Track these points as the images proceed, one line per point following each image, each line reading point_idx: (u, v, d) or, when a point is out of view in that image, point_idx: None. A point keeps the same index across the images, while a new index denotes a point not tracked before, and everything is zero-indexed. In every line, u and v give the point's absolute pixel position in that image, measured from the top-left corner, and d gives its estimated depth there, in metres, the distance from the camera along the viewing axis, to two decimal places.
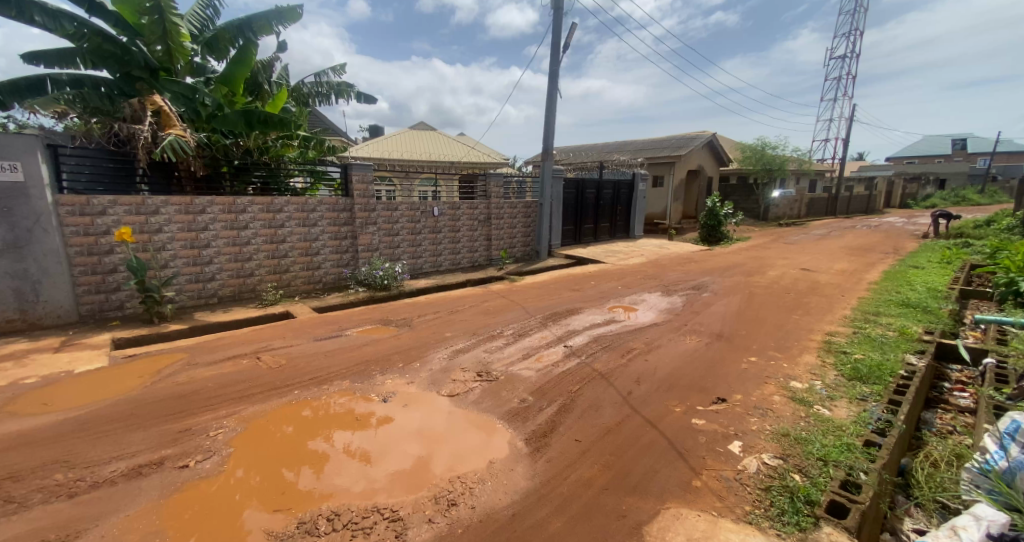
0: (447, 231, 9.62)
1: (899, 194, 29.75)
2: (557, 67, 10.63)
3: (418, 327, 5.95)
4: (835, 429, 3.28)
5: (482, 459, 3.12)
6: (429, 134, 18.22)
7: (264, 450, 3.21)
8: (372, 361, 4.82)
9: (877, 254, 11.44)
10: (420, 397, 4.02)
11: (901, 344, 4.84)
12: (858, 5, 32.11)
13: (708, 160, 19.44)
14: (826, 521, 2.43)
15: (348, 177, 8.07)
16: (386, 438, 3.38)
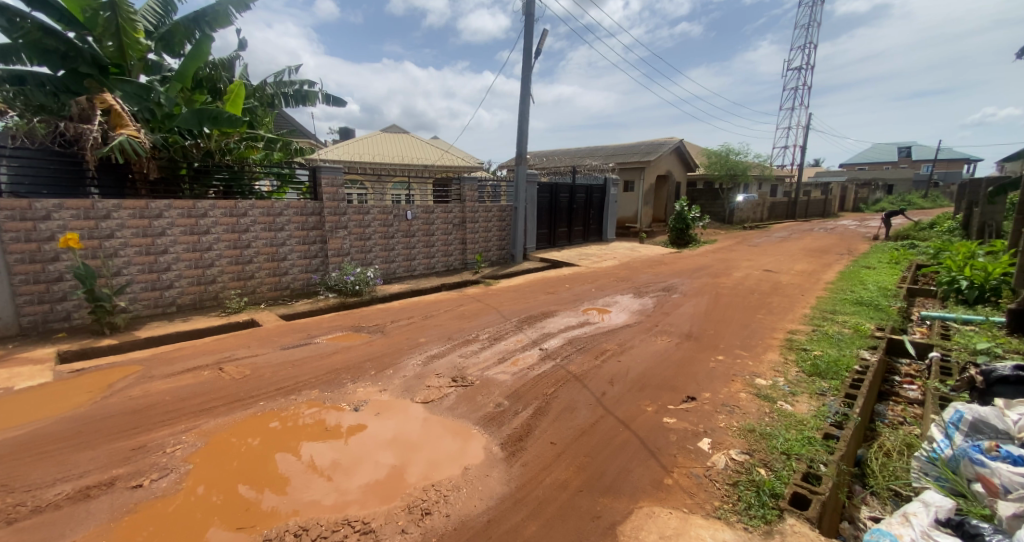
0: (420, 234, 9.50)
1: (852, 198, 31.43)
2: (529, 72, 10.71)
3: (392, 333, 5.85)
4: (797, 423, 3.42)
5: (456, 466, 3.09)
6: (401, 137, 18.01)
7: (226, 465, 3.07)
8: (343, 369, 4.70)
9: (833, 256, 12.04)
10: (393, 404, 3.95)
11: (856, 340, 5.10)
12: (812, 20, 33.95)
13: (676, 166, 20.01)
14: (790, 513, 2.53)
15: (317, 180, 7.87)
16: (358, 447, 3.30)
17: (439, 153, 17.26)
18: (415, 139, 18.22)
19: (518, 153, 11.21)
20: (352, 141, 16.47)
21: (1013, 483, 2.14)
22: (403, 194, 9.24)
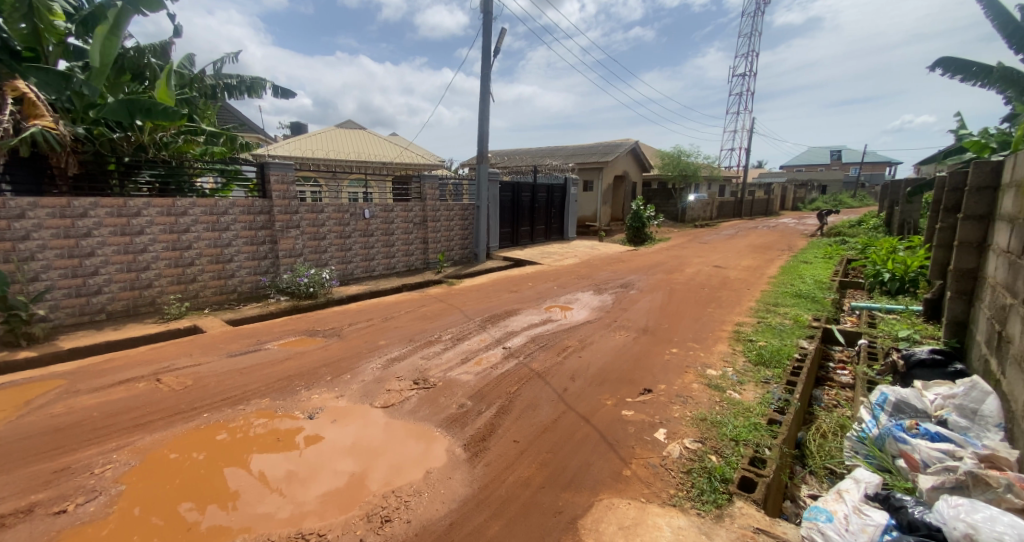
0: (379, 234, 9.25)
1: (791, 198, 33.55)
2: (489, 70, 10.70)
3: (349, 337, 5.66)
4: (744, 410, 3.62)
5: (417, 469, 3.04)
6: (357, 133, 17.48)
7: (166, 483, 2.87)
8: (296, 376, 4.50)
9: (775, 252, 12.82)
10: (351, 410, 3.83)
11: (795, 330, 5.48)
12: (754, 29, 36.06)
13: (632, 166, 20.66)
14: (738, 496, 2.67)
15: (266, 177, 7.50)
16: (315, 456, 3.18)
17: (398, 150, 16.84)
18: (372, 135, 17.69)
19: (479, 151, 11.15)
20: (305, 136, 15.78)
21: (931, 458, 2.35)
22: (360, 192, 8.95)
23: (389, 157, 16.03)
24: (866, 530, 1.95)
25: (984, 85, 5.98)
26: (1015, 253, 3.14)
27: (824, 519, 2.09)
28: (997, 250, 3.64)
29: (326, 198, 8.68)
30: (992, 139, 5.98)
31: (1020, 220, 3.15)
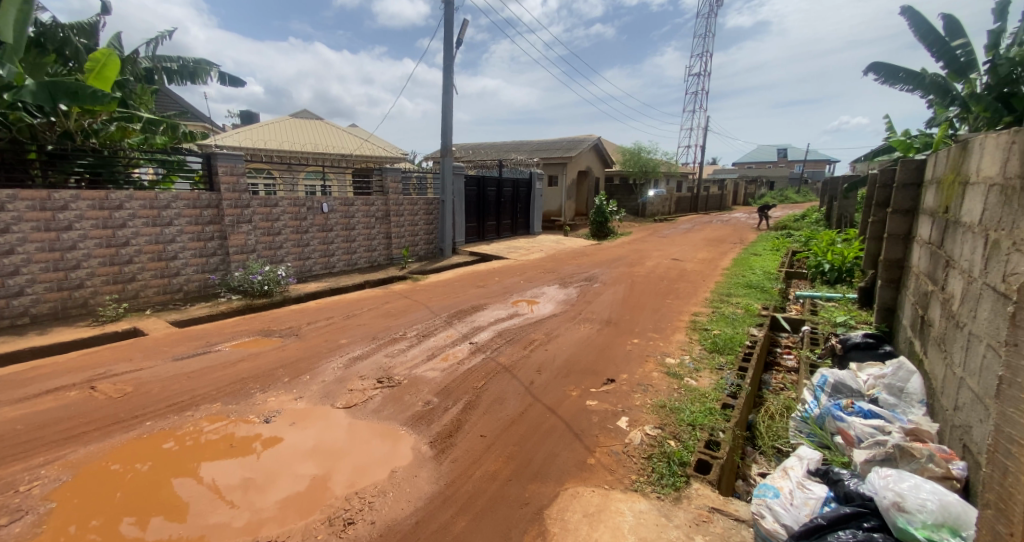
0: (338, 228, 8.93)
1: (742, 193, 35.20)
2: (451, 62, 10.55)
3: (309, 336, 5.45)
4: (700, 396, 3.79)
5: (382, 469, 2.99)
6: (314, 123, 16.78)
7: (106, 497, 2.67)
8: (250, 378, 4.29)
9: (729, 245, 13.44)
10: (312, 412, 3.70)
11: (747, 319, 5.79)
12: (709, 31, 37.48)
13: (595, 162, 21.07)
14: (695, 478, 2.80)
15: (213, 168, 7.06)
16: (274, 461, 3.05)
17: (357, 142, 16.26)
18: (330, 126, 17.00)
19: (442, 144, 10.98)
20: (257, 125, 14.97)
21: (864, 434, 2.54)
22: (318, 185, 8.60)
23: (349, 149, 15.47)
24: (809, 504, 2.10)
25: (911, 89, 6.43)
26: (936, 244, 3.46)
27: (771, 495, 2.23)
28: (921, 241, 3.99)
29: (281, 190, 8.29)
30: (917, 140, 6.50)
31: (941, 214, 3.47)
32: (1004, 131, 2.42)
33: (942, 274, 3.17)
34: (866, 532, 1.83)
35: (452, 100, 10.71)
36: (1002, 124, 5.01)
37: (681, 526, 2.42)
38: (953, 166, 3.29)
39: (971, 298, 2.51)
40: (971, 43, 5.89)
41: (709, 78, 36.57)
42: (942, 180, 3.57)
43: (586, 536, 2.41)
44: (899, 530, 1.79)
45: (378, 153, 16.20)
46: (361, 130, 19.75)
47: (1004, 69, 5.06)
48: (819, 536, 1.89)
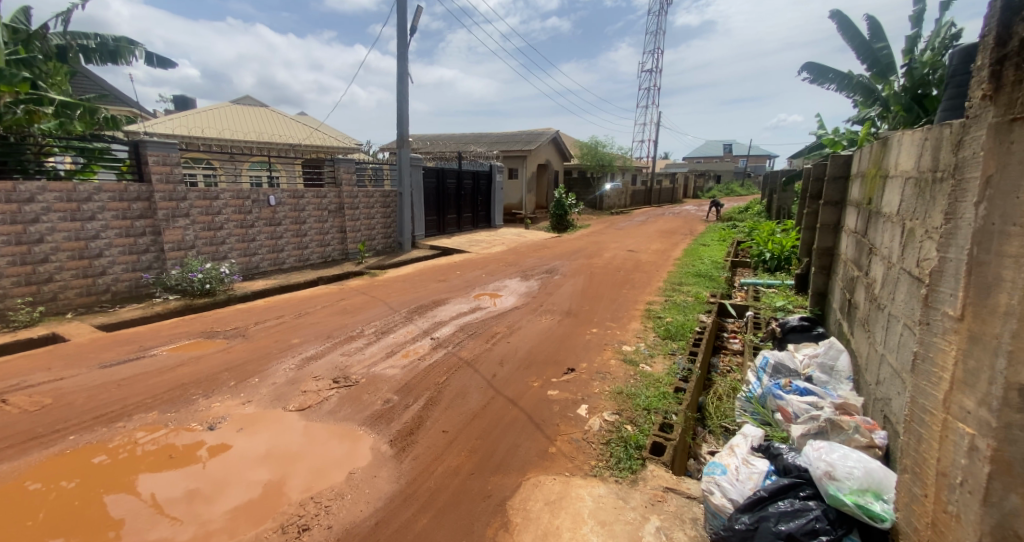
0: (287, 223, 8.51)
1: (692, 187, 36.73)
2: (405, 50, 10.27)
3: (258, 336, 5.19)
4: (655, 382, 3.95)
5: (340, 470, 2.91)
6: (258, 110, 15.83)
7: (26, 521, 2.42)
8: (192, 384, 4.01)
9: (680, 236, 14.04)
10: (262, 416, 3.52)
11: (697, 306, 6.10)
12: None
13: (554, 155, 21.35)
14: (650, 460, 2.92)
15: (142, 158, 6.50)
16: (222, 470, 2.88)
17: (307, 131, 15.52)
18: (278, 114, 16.12)
19: (398, 134, 10.70)
20: (193, 111, 13.93)
21: (800, 409, 2.75)
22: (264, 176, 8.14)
23: (298, 138, 14.74)
24: (753, 477, 2.24)
25: (839, 90, 6.98)
26: (860, 232, 3.78)
27: (719, 472, 2.36)
28: (848, 230, 4.35)
29: (222, 182, 7.78)
30: (843, 137, 7.05)
31: (864, 205, 3.80)
32: (917, 128, 2.68)
33: (866, 260, 3.48)
34: (804, 501, 1.98)
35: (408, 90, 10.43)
36: (916, 124, 5.53)
37: (638, 507, 2.52)
38: (875, 161, 3.60)
39: (890, 281, 2.77)
40: (889, 48, 6.47)
41: (660, 74, 37.83)
42: (866, 174, 3.90)
43: (549, 524, 2.46)
44: (832, 498, 1.93)
45: (329, 143, 15.55)
46: (312, 119, 18.92)
47: (918, 72, 5.56)
48: (762, 507, 2.02)
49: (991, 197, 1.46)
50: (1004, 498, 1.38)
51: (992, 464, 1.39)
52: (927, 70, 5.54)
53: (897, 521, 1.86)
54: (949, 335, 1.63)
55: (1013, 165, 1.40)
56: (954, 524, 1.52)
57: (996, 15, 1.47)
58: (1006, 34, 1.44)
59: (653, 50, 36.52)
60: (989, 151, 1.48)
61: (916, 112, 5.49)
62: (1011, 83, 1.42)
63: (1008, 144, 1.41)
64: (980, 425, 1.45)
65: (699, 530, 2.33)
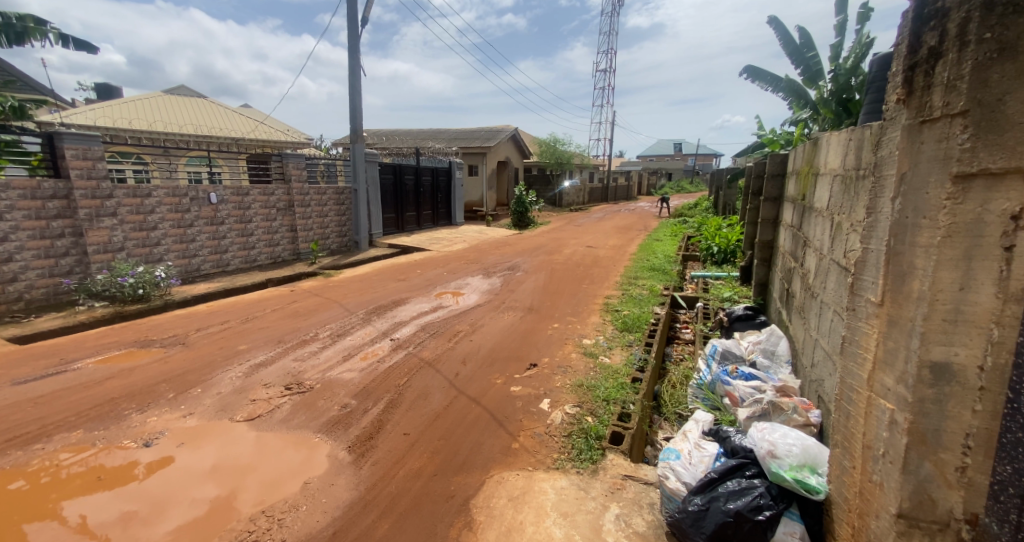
0: (230, 222, 8.00)
1: (645, 184, 37.98)
2: (356, 41, 9.92)
3: (200, 344, 4.84)
4: (613, 373, 4.07)
5: (295, 480, 2.79)
6: (196, 101, 14.78)
7: None
8: (124, 398, 3.69)
9: (635, 232, 14.50)
10: (205, 429, 3.30)
11: (651, 299, 6.35)
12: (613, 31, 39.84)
13: (513, 152, 21.45)
14: (610, 450, 3.01)
15: (58, 151, 5.89)
16: (162, 488, 2.68)
17: (252, 125, 14.66)
18: (219, 106, 15.12)
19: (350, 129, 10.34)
20: (121, 101, 12.80)
21: (746, 394, 2.91)
22: (204, 172, 7.59)
23: (242, 132, 13.90)
24: (704, 460, 2.35)
25: (775, 92, 7.45)
26: (796, 226, 4.07)
27: (674, 457, 2.45)
28: (785, 224, 4.66)
29: (155, 178, 7.18)
30: (781, 136, 7.55)
31: (799, 201, 4.09)
32: (843, 130, 2.90)
33: (801, 252, 3.74)
34: (749, 479, 2.11)
35: (360, 83, 10.10)
36: (842, 125, 5.92)
37: (598, 496, 2.59)
38: (808, 159, 3.88)
39: (822, 271, 3.00)
40: (819, 56, 6.95)
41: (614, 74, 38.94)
42: (800, 172, 4.20)
43: (512, 520, 2.47)
44: (774, 474, 2.08)
45: (276, 137, 14.76)
46: (258, 111, 17.88)
47: (843, 78, 6.03)
48: (712, 488, 2.14)
49: (905, 193, 1.61)
50: (919, 466, 1.54)
51: (908, 436, 1.54)
52: (850, 75, 6.03)
53: (829, 492, 2.02)
54: (872, 319, 1.79)
55: (923, 163, 1.55)
56: (877, 492, 1.67)
57: (909, 24, 1.62)
58: (917, 43, 1.59)
59: (606, 50, 37.65)
60: (903, 150, 1.63)
61: (841, 114, 5.89)
62: (921, 88, 1.57)
63: (919, 143, 1.56)
64: (898, 400, 1.60)
65: (656, 514, 2.42)
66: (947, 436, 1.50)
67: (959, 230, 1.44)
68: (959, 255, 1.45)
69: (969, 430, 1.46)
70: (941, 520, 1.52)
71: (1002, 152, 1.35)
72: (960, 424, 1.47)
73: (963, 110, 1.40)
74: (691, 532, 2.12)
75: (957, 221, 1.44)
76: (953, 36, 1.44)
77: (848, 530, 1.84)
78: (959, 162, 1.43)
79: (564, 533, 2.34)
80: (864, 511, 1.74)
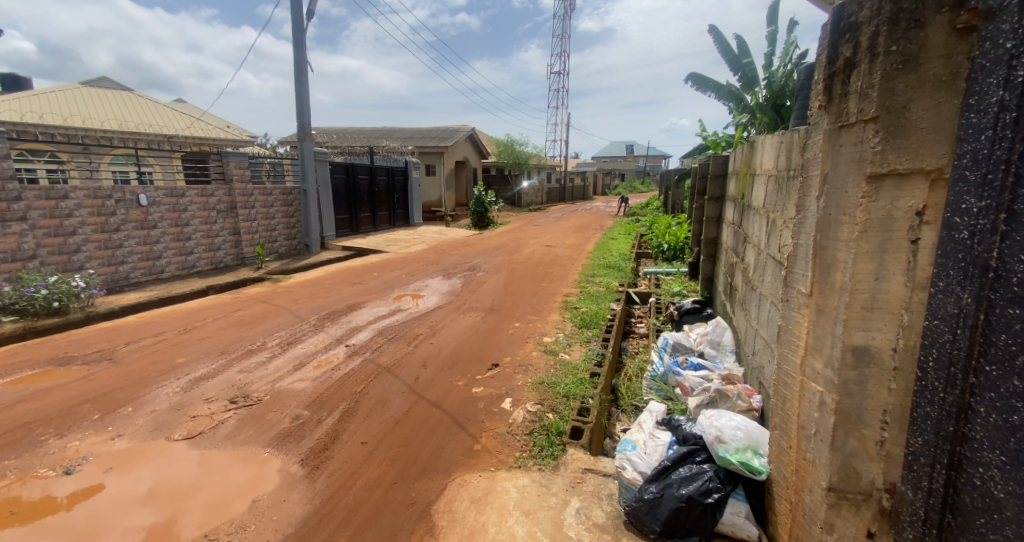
0: (164, 225, 7.41)
1: (601, 184, 38.94)
2: (302, 35, 9.49)
3: (131, 358, 4.46)
4: (572, 369, 4.14)
5: (242, 499, 2.63)
6: (124, 95, 13.62)
7: None
8: (40, 422, 3.33)
9: (592, 231, 14.82)
10: (139, 450, 3.04)
11: (608, 295, 6.52)
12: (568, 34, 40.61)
13: (471, 152, 21.34)
14: (571, 445, 3.06)
15: None
16: (89, 519, 2.45)
17: (187, 122, 13.70)
18: (150, 100, 14.02)
19: (297, 126, 9.88)
20: (33, 93, 11.59)
21: (695, 383, 3.06)
22: (132, 172, 7.00)
23: (175, 129, 12.95)
24: (658, 449, 2.43)
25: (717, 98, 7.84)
26: (737, 223, 4.32)
27: (630, 448, 2.52)
28: (728, 222, 4.94)
29: (74, 179, 6.54)
30: (723, 139, 7.97)
31: (739, 199, 4.35)
32: (776, 133, 3.11)
33: (741, 247, 3.97)
34: (699, 465, 2.21)
35: (307, 78, 9.67)
36: (777, 129, 6.33)
37: (560, 491, 2.62)
38: (746, 160, 4.13)
39: (760, 266, 3.20)
40: (753, 64, 7.42)
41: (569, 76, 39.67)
42: (740, 172, 4.47)
43: (474, 522, 2.46)
44: (721, 458, 2.20)
45: (214, 134, 13.86)
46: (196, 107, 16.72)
47: (777, 85, 6.44)
48: (666, 475, 2.23)
49: (828, 193, 1.76)
50: (845, 442, 1.67)
51: (836, 415, 1.68)
52: (783, 83, 6.45)
53: (771, 472, 2.15)
54: (803, 308, 1.93)
55: (843, 164, 1.69)
56: (810, 468, 1.81)
57: (828, 37, 1.77)
58: (835, 54, 1.74)
59: (559, 52, 38.45)
60: (826, 152, 1.78)
61: (776, 119, 6.29)
62: (840, 95, 1.72)
63: (838, 146, 1.71)
64: (827, 383, 1.74)
65: (614, 505, 2.49)
66: (868, 413, 1.64)
67: (874, 226, 1.59)
68: (874, 247, 1.59)
69: (886, 407, 1.60)
70: (866, 490, 1.66)
71: (907, 154, 1.49)
72: (879, 402, 1.61)
73: (874, 116, 1.54)
74: (647, 519, 2.21)
75: (872, 217, 1.59)
76: (865, 48, 1.57)
77: (786, 505, 1.98)
78: (872, 164, 1.57)
79: (527, 531, 2.35)
80: (800, 487, 1.88)
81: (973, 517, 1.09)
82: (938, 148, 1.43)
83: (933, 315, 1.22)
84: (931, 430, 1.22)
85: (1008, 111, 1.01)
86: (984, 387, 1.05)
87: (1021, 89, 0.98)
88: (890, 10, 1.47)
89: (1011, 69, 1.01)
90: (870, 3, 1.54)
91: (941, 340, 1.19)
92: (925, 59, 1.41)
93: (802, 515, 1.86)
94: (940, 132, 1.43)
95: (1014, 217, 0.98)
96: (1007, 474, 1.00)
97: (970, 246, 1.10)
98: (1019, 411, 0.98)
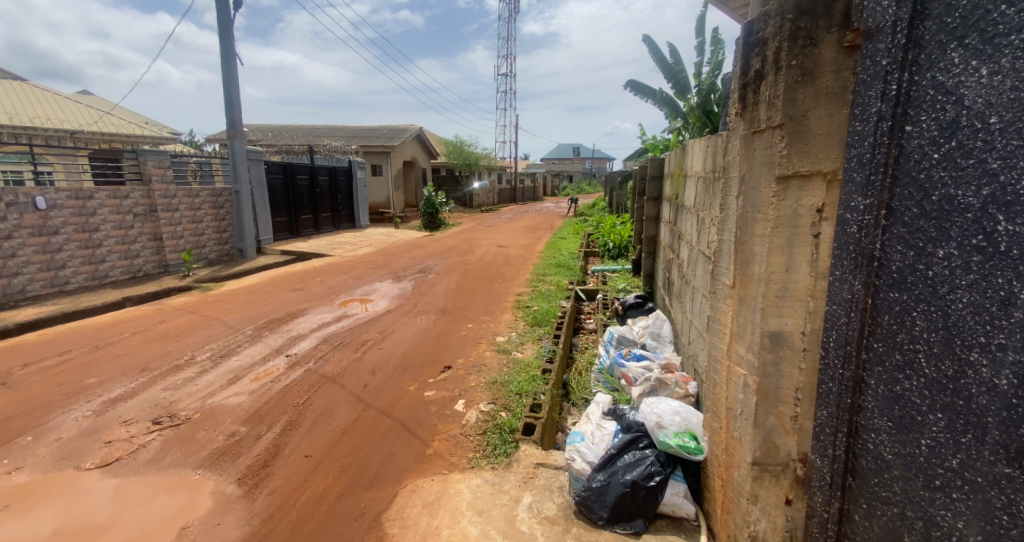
0: (68, 231, 6.59)
1: (550, 185, 39.64)
2: (229, 24, 8.81)
3: (32, 381, 3.94)
4: (524, 367, 4.19)
5: (168, 529, 2.41)
6: (16, 83, 12.00)
7: None
8: None
9: (543, 231, 15.00)
10: (42, 486, 2.70)
11: (559, 294, 6.65)
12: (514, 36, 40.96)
13: (419, 152, 20.91)
14: (523, 441, 3.10)
15: None
16: None
17: (94, 115, 12.31)
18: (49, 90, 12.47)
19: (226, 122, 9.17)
20: None
21: (638, 374, 3.20)
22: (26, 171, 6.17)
23: (79, 123, 11.57)
24: (605, 439, 2.50)
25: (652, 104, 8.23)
26: (672, 222, 4.57)
27: (579, 439, 2.56)
28: (664, 220, 5.21)
29: None
30: (659, 142, 8.36)
31: (673, 199, 4.61)
32: (703, 137, 3.33)
33: (676, 244, 4.21)
34: (642, 450, 2.33)
35: (236, 71, 9.00)
36: (706, 133, 6.73)
37: (512, 488, 2.64)
38: (679, 162, 4.38)
39: (692, 261, 3.40)
40: (684, 72, 7.85)
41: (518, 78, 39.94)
42: (673, 174, 4.73)
43: (426, 527, 2.41)
44: (661, 443, 2.31)
45: (127, 130, 12.55)
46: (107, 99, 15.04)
47: (704, 91, 6.87)
48: (612, 463, 2.32)
49: (745, 192, 1.92)
50: (766, 419, 1.83)
51: (757, 395, 1.83)
52: (709, 91, 6.88)
53: (707, 454, 2.29)
54: (727, 299, 2.09)
55: (756, 166, 1.85)
56: (738, 446, 1.96)
57: (741, 49, 1.92)
58: (746, 65, 1.90)
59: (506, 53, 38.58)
60: (743, 154, 1.93)
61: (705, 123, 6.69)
62: (752, 102, 1.87)
63: (753, 150, 1.86)
64: (749, 366, 1.89)
65: (565, 497, 2.55)
66: (783, 391, 1.81)
67: (782, 222, 1.75)
68: (784, 242, 1.75)
69: (798, 385, 1.78)
70: (784, 462, 1.83)
71: (808, 158, 1.66)
72: (792, 381, 1.79)
73: (780, 123, 1.69)
74: (595, 506, 2.29)
75: (781, 214, 1.75)
76: (771, 61, 1.72)
77: (718, 482, 2.13)
78: (780, 166, 1.72)
79: (480, 531, 2.33)
80: (729, 463, 2.04)
81: (868, 478, 1.23)
82: (832, 152, 1.61)
83: (832, 301, 1.36)
84: (833, 403, 1.36)
85: (885, 120, 1.15)
86: (874, 362, 1.19)
87: (894, 100, 1.12)
88: (789, 28, 1.61)
89: (886, 84, 1.14)
90: (773, 21, 1.68)
91: (838, 322, 1.33)
92: (819, 73, 1.58)
93: (732, 489, 2.01)
94: (833, 140, 1.61)
95: (893, 213, 1.13)
96: (894, 437, 1.14)
97: (859, 238, 1.23)
98: (902, 381, 1.11)
